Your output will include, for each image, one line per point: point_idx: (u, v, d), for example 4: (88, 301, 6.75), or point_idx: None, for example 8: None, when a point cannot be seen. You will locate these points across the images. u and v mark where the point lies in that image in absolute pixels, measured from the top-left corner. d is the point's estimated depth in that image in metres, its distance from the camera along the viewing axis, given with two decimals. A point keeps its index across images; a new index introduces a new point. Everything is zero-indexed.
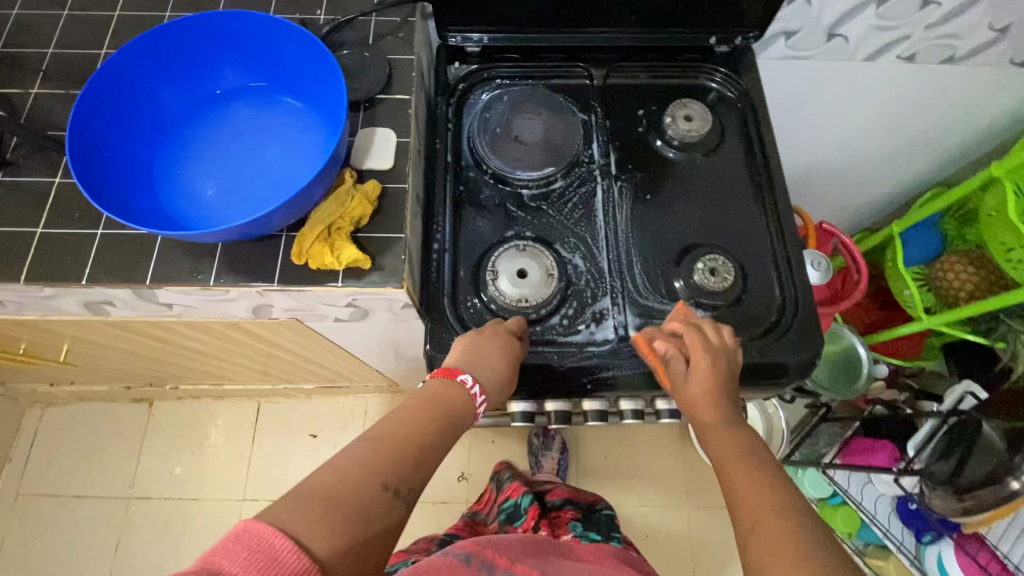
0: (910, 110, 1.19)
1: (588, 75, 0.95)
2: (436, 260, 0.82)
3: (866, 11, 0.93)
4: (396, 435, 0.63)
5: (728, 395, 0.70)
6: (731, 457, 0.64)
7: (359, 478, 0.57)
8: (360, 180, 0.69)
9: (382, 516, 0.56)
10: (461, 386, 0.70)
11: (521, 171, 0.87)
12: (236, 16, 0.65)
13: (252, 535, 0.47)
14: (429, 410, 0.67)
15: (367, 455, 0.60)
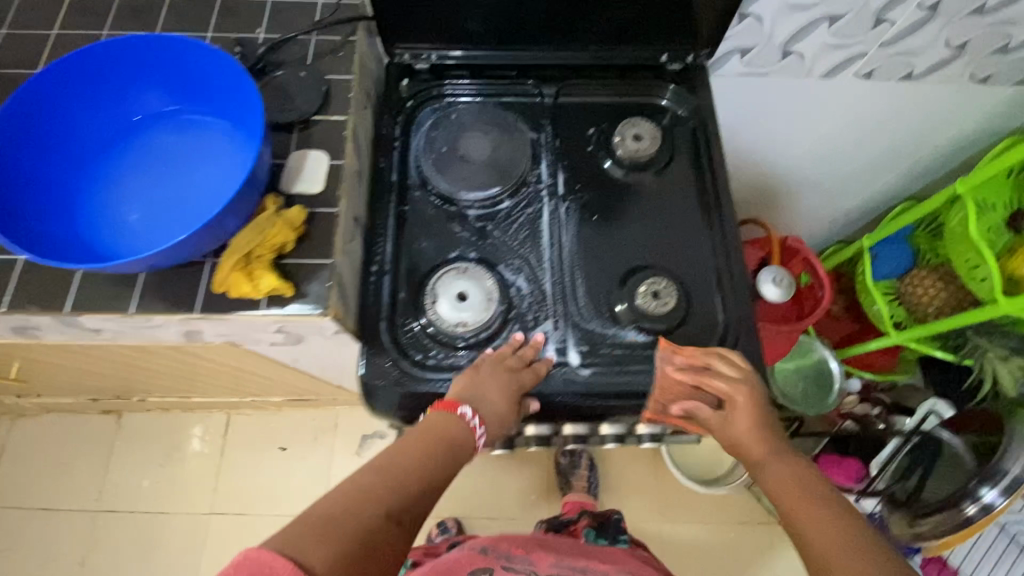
0: (873, 126, 1.18)
1: (539, 92, 0.94)
2: (375, 283, 0.80)
3: (819, 29, 0.91)
4: (405, 467, 0.65)
5: (774, 427, 0.73)
6: (791, 487, 0.66)
7: (366, 506, 0.59)
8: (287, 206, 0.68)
9: (384, 543, 0.57)
10: (459, 419, 0.71)
11: (466, 192, 0.86)
12: (146, 42, 0.66)
13: (253, 561, 0.48)
14: (440, 448, 0.68)
15: (370, 484, 0.62)
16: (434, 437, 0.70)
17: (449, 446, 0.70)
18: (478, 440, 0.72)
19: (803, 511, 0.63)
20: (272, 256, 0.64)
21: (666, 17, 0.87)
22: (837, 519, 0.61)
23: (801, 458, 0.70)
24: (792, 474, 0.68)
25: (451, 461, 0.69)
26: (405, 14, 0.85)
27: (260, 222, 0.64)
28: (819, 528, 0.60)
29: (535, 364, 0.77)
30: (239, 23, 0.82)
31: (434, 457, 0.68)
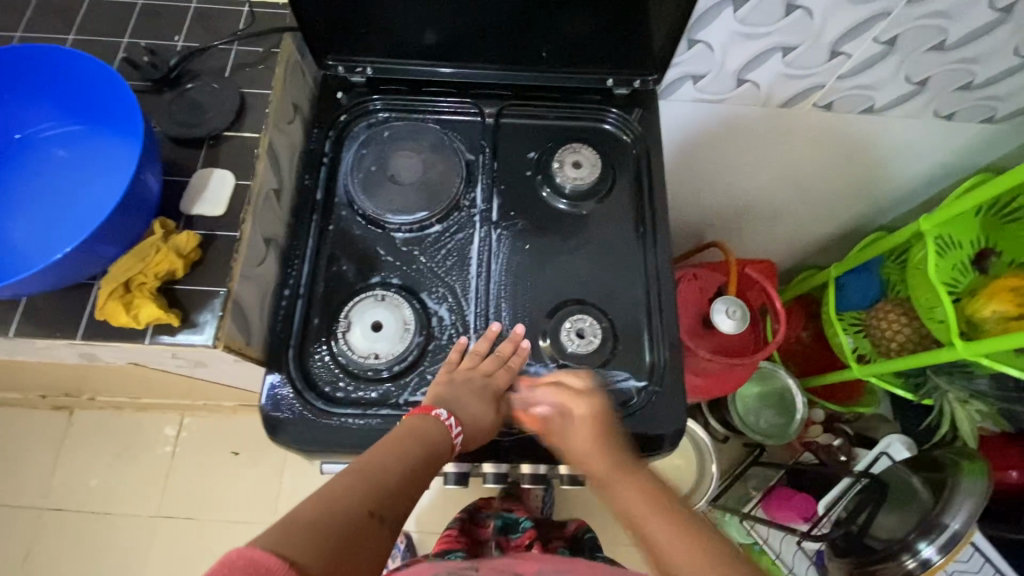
0: (838, 157, 1.14)
1: (479, 112, 0.90)
2: (287, 307, 0.77)
3: (773, 59, 0.87)
4: (379, 466, 0.60)
5: (616, 439, 0.70)
6: (642, 509, 0.64)
7: (347, 506, 0.53)
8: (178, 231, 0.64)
9: (369, 543, 0.52)
10: (434, 420, 0.67)
11: (392, 215, 0.82)
12: (23, 51, 0.60)
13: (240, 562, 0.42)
14: (406, 444, 0.64)
15: (350, 485, 0.56)
16: (408, 435, 0.65)
17: (425, 447, 0.65)
18: (454, 441, 0.67)
19: (657, 527, 0.62)
20: (155, 284, 0.61)
21: (609, 40, 0.84)
22: (683, 531, 0.61)
23: (645, 470, 0.69)
24: (645, 491, 0.66)
25: (428, 461, 0.64)
26: (335, 26, 0.81)
27: (144, 247, 0.61)
28: (675, 547, 0.60)
29: (509, 364, 0.76)
30: (158, 28, 0.78)
31: (411, 456, 0.63)
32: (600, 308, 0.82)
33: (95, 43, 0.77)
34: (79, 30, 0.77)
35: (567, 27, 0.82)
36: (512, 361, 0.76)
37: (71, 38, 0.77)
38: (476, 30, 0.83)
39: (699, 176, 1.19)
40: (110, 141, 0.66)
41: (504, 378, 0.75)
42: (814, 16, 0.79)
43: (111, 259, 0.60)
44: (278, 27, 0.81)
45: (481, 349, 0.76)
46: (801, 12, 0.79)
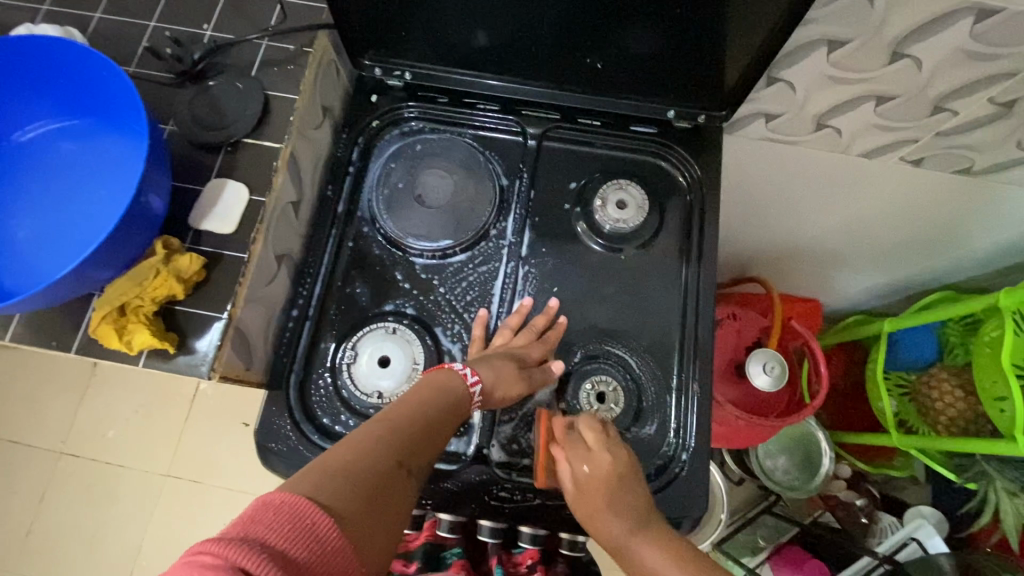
0: (917, 210, 1.02)
1: (522, 132, 0.83)
2: (293, 329, 0.73)
3: (864, 107, 0.76)
4: (402, 412, 0.57)
5: (630, 507, 0.62)
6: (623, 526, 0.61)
7: (374, 454, 0.51)
8: (180, 251, 0.59)
9: (397, 494, 0.50)
10: (452, 372, 0.64)
11: (415, 240, 0.77)
12: (21, 40, 0.56)
13: (290, 507, 0.41)
14: (430, 392, 0.61)
15: (376, 435, 0.53)
16: (436, 392, 0.61)
17: (447, 403, 0.61)
18: (470, 388, 0.64)
19: None
20: (151, 308, 0.57)
21: (677, 69, 0.74)
22: None
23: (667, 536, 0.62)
24: (637, 506, 0.62)
25: (452, 416, 0.61)
26: (376, 27, 0.74)
27: (143, 268, 0.57)
28: None
29: (546, 337, 0.73)
30: (186, 12, 0.73)
31: (438, 412, 0.60)
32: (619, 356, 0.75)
33: (121, 24, 0.72)
34: (106, 8, 0.73)
35: (631, 50, 0.73)
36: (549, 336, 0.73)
37: (97, 16, 0.72)
38: (529, 46, 0.75)
39: (755, 216, 1.09)
40: (119, 142, 0.61)
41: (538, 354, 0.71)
42: (924, 67, 0.68)
43: (105, 280, 0.56)
44: (313, 23, 0.74)
45: (515, 324, 0.73)
46: (909, 61, 0.67)
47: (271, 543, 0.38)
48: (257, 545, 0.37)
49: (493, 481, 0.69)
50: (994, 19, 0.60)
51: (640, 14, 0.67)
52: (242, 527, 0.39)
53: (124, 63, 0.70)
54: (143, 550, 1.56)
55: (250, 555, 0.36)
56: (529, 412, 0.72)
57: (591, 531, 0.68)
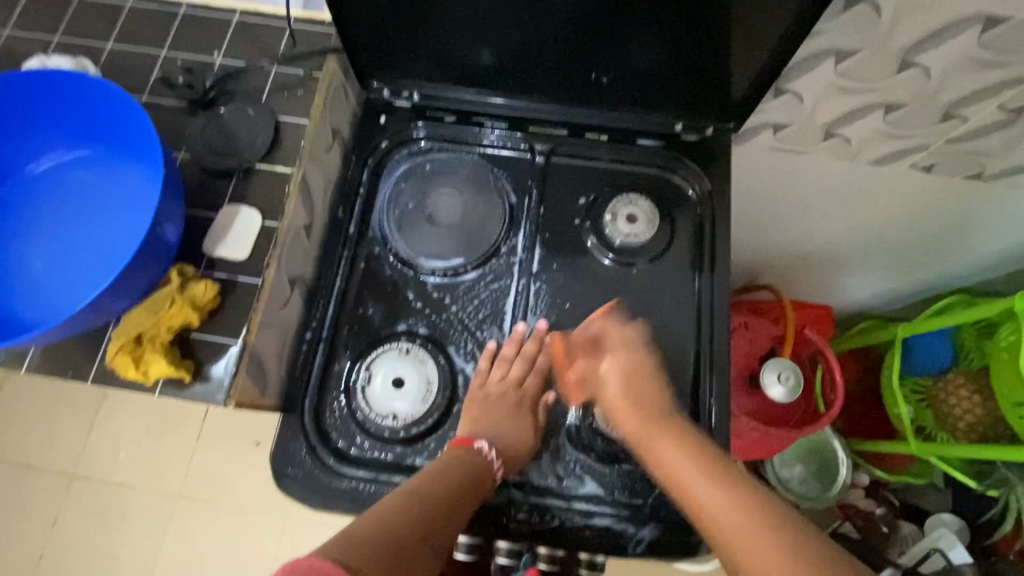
0: (928, 215, 1.02)
1: (529, 149, 0.83)
2: (306, 352, 0.73)
3: (872, 116, 0.76)
4: (423, 492, 0.60)
5: (654, 402, 0.68)
6: (715, 502, 0.59)
7: (400, 532, 0.55)
8: (194, 279, 0.59)
9: (421, 569, 0.54)
10: (477, 454, 0.67)
11: (426, 259, 0.77)
12: (35, 75, 0.56)
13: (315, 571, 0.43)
14: (453, 471, 0.64)
15: (399, 511, 0.57)
16: (456, 471, 0.64)
17: (466, 478, 0.64)
18: (488, 457, 0.67)
19: (749, 534, 0.55)
20: (167, 337, 0.57)
21: (684, 83, 0.75)
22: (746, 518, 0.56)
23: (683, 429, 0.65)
24: (659, 410, 0.67)
25: (474, 499, 0.64)
26: (385, 49, 0.75)
27: (159, 297, 0.57)
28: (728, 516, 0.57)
29: (536, 361, 0.74)
30: (198, 41, 0.74)
31: (460, 492, 0.63)
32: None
33: (135, 54, 0.73)
34: (119, 39, 0.74)
35: (638, 65, 0.73)
36: (539, 362, 0.75)
37: (111, 47, 0.74)
38: (537, 64, 0.75)
39: (763, 225, 1.09)
40: (132, 170, 0.61)
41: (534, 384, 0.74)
42: (932, 75, 0.68)
43: (121, 308, 0.57)
44: (323, 47, 0.75)
45: (509, 351, 0.74)
46: (917, 70, 0.67)
47: None
48: None
49: (510, 502, 0.68)
50: (1003, 27, 0.61)
51: (647, 30, 0.68)
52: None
53: (136, 91, 0.71)
54: (156, 572, 1.56)
55: None
56: (548, 428, 0.72)
57: (611, 551, 0.67)
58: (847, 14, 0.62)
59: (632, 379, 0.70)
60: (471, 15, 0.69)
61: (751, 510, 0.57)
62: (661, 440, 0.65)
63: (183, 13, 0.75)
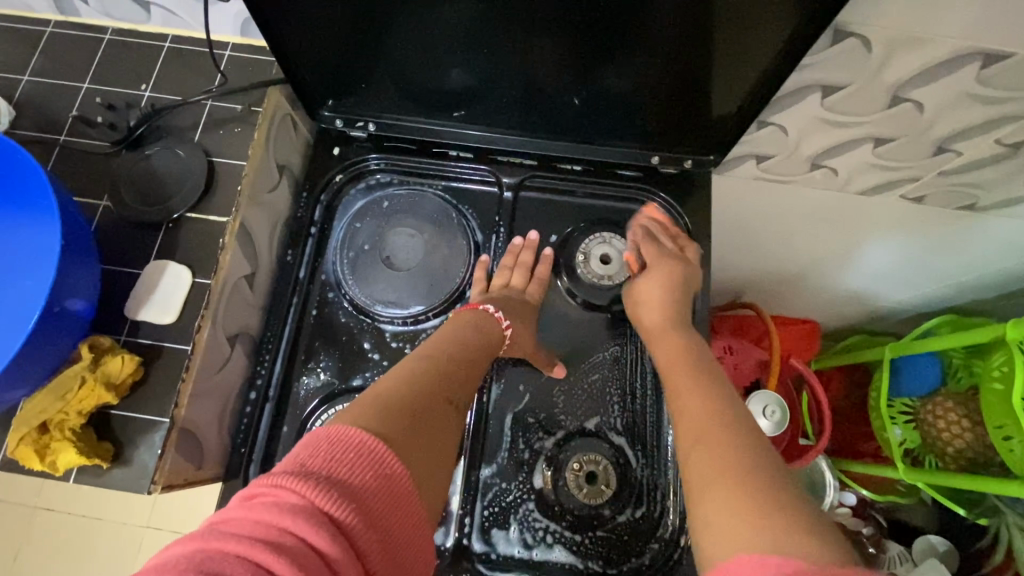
0: (919, 240, 0.97)
1: (496, 182, 0.77)
2: (250, 415, 0.67)
3: (861, 148, 0.71)
4: (443, 352, 0.61)
5: (702, 365, 0.60)
6: (702, 424, 0.52)
7: (422, 387, 0.56)
8: (106, 356, 0.53)
9: (443, 424, 0.55)
10: (486, 315, 0.68)
11: (382, 307, 0.71)
12: None
13: (348, 442, 0.45)
14: (469, 336, 0.65)
15: (422, 370, 0.58)
16: (465, 329, 0.66)
17: (479, 340, 0.65)
18: (504, 331, 0.67)
19: (715, 481, 0.46)
20: (77, 421, 0.51)
21: (661, 113, 0.69)
22: (730, 472, 0.46)
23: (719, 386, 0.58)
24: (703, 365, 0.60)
25: (484, 355, 0.65)
26: (333, 74, 0.68)
27: (65, 378, 0.51)
28: (707, 451, 0.49)
29: (537, 273, 0.73)
30: (123, 72, 0.67)
31: (471, 353, 0.63)
32: (604, 432, 0.68)
33: (51, 88, 0.66)
34: (35, 72, 0.67)
35: (612, 94, 0.67)
36: (539, 270, 0.73)
37: (25, 78, 0.66)
38: (503, 95, 0.70)
39: (747, 249, 1.04)
40: (30, 229, 0.53)
41: (537, 292, 0.72)
42: (925, 110, 0.62)
43: (24, 394, 0.51)
44: (264, 78, 0.68)
45: (507, 262, 0.73)
46: (910, 105, 0.62)
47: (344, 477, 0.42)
48: (336, 480, 0.41)
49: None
50: (1005, 64, 0.55)
51: (620, 61, 0.62)
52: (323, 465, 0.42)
53: (52, 131, 0.64)
54: None
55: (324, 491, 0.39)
56: (516, 493, 0.66)
57: None
58: (834, 48, 0.56)
59: (674, 275, 0.69)
60: (426, 44, 0.63)
61: (750, 465, 0.46)
62: (663, 330, 0.66)
63: (106, 39, 0.68)
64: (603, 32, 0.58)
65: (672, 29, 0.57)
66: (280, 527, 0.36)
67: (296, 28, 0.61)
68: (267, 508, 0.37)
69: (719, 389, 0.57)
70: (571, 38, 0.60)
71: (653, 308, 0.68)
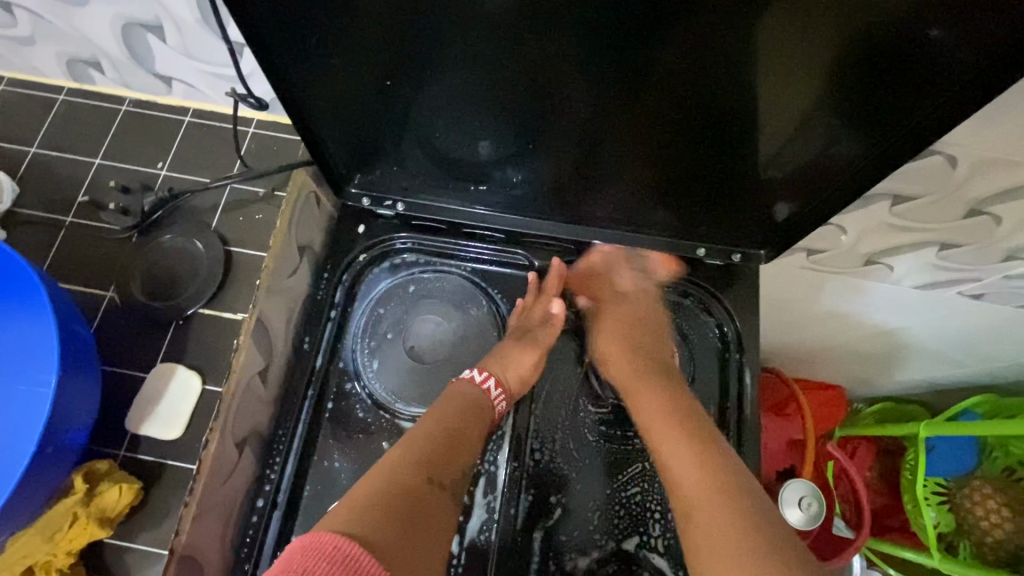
0: (966, 331, 0.93)
1: (529, 267, 0.72)
2: (255, 528, 0.59)
3: (924, 252, 0.68)
4: (422, 430, 0.57)
5: (668, 391, 0.63)
6: (690, 478, 0.54)
7: (403, 477, 0.52)
8: (100, 488, 0.48)
9: (431, 510, 0.51)
10: (467, 381, 0.63)
11: (404, 404, 0.65)
12: None
13: (325, 545, 0.42)
14: (454, 408, 0.60)
15: (402, 457, 0.54)
16: (448, 400, 0.61)
17: (467, 411, 0.60)
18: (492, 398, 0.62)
19: (699, 495, 0.52)
20: (66, 562, 0.46)
21: (711, 205, 0.64)
22: (711, 478, 0.53)
23: (674, 402, 0.62)
24: (672, 404, 0.62)
25: (480, 424, 0.60)
26: (362, 156, 0.64)
27: (55, 515, 0.46)
28: (681, 464, 0.56)
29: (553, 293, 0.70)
30: (139, 148, 0.63)
31: (460, 425, 0.59)
32: (643, 554, 0.62)
33: (59, 161, 0.62)
34: (42, 144, 0.62)
35: (658, 186, 0.62)
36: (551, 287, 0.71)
37: (33, 151, 0.62)
38: (542, 185, 0.65)
39: (784, 329, 0.98)
40: (27, 334, 0.49)
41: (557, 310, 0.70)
42: (1002, 224, 0.60)
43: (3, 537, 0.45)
44: (290, 158, 0.64)
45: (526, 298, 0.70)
46: (987, 218, 0.60)
47: None
48: None
49: None
50: None
51: (671, 160, 0.58)
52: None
53: (59, 211, 0.60)
54: None
55: None
56: None
57: None
58: (917, 163, 0.54)
59: (642, 322, 0.70)
60: (464, 135, 0.58)
61: (732, 496, 0.51)
62: (640, 385, 0.64)
63: (123, 110, 0.64)
64: (660, 132, 0.54)
65: (735, 134, 0.53)
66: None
67: (329, 115, 0.57)
68: None
69: (688, 409, 0.61)
70: (627, 138, 0.56)
71: (625, 351, 0.67)
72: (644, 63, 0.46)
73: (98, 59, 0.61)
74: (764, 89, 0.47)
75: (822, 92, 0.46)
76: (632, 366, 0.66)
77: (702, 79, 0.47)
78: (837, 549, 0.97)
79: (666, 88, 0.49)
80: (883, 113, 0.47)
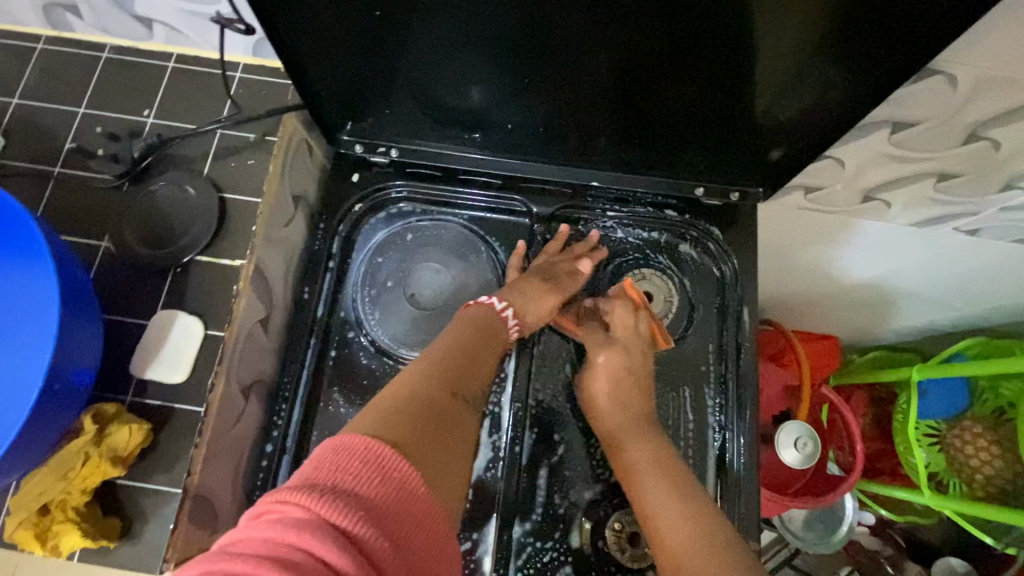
0: (960, 270, 0.94)
1: (527, 213, 0.71)
2: (266, 471, 0.60)
3: (923, 182, 0.68)
4: (443, 350, 0.57)
5: (676, 478, 0.56)
6: None
7: (427, 389, 0.52)
8: (108, 430, 0.49)
9: (455, 421, 0.52)
10: (485, 305, 0.62)
11: (407, 349, 0.65)
12: None
13: (356, 448, 0.40)
14: (469, 328, 0.60)
15: (424, 371, 0.54)
16: (465, 322, 0.61)
17: (485, 333, 0.60)
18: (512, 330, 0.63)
19: None
20: (81, 500, 0.47)
21: (712, 144, 0.63)
22: None
23: (682, 489, 0.55)
24: (682, 495, 0.54)
25: (496, 351, 0.61)
26: (354, 101, 0.62)
27: (68, 455, 0.47)
28: None
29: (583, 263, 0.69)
30: (123, 96, 0.61)
31: (479, 349, 0.59)
32: None
33: (43, 112, 0.60)
34: (23, 95, 0.61)
35: (656, 126, 0.61)
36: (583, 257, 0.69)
37: (15, 101, 0.60)
38: (538, 128, 0.64)
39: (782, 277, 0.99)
40: (23, 281, 0.48)
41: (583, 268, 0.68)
42: (1001, 149, 0.60)
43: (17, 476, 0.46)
44: (280, 102, 0.63)
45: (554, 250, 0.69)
46: (986, 142, 0.60)
47: (356, 490, 0.38)
48: (345, 494, 0.37)
49: None
50: None
51: (667, 102, 0.57)
52: (328, 476, 0.38)
53: (46, 163, 0.58)
54: None
55: (332, 509, 0.35)
56: (553, 554, 0.61)
57: None
58: (917, 84, 0.53)
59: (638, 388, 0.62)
60: (456, 77, 0.57)
61: None
62: (647, 484, 0.56)
63: (104, 57, 0.62)
64: (656, 72, 0.53)
65: (731, 73, 0.52)
66: (290, 547, 0.32)
67: (317, 56, 0.55)
68: (274, 526, 0.33)
69: (694, 501, 0.54)
70: (624, 80, 0.55)
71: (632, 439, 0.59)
72: (639, 4, 0.45)
73: (75, 3, 0.59)
74: (762, 28, 0.46)
75: (818, 25, 0.45)
76: (641, 455, 0.58)
77: (695, 17, 0.46)
78: (834, 486, 1.00)
79: (658, 25, 0.47)
80: (886, 42, 0.46)
